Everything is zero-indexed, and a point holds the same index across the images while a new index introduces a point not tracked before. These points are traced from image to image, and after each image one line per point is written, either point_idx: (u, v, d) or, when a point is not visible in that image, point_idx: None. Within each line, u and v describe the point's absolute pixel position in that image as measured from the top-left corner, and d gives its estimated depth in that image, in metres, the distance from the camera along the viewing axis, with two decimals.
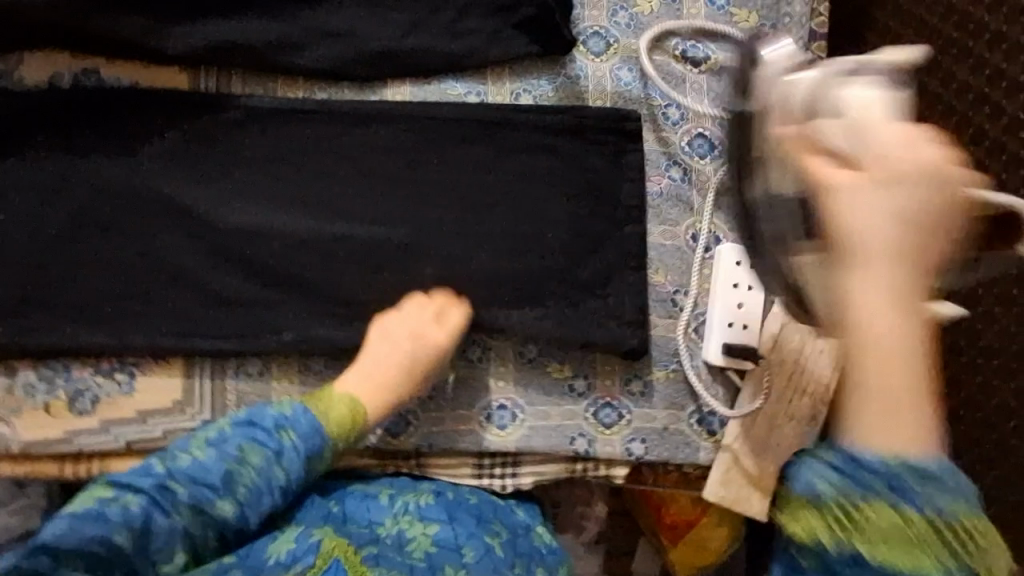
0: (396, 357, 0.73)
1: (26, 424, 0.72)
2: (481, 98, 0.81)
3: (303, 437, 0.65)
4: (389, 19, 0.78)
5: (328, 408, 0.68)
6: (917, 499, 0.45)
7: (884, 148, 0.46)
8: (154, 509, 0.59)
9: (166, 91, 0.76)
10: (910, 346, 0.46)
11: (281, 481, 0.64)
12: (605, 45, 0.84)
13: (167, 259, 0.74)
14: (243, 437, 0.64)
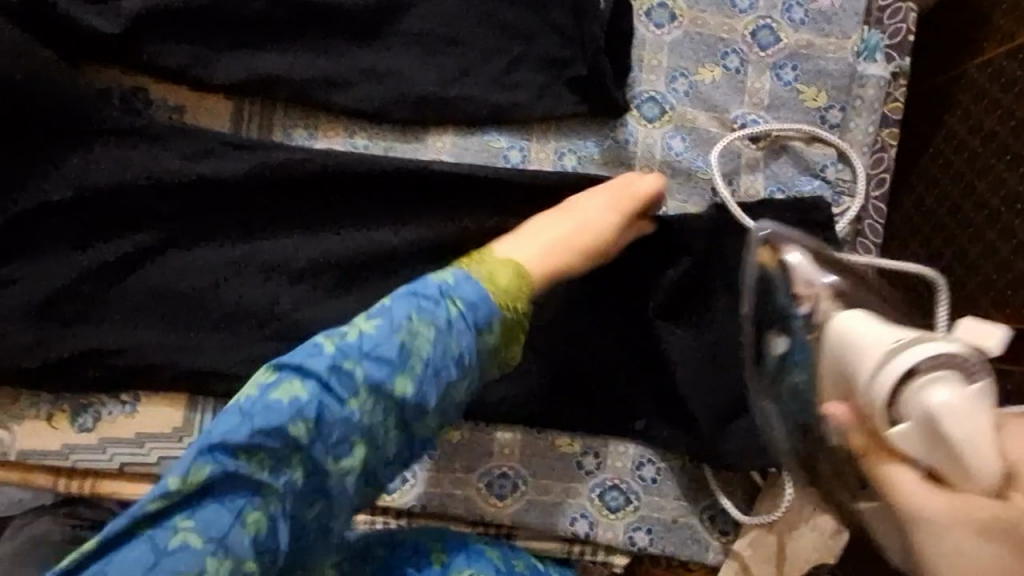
0: (554, 226, 0.66)
1: (24, 432, 0.72)
2: (522, 153, 0.78)
3: (468, 310, 0.55)
4: (437, 63, 0.76)
5: (489, 274, 0.58)
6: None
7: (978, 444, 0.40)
8: (321, 400, 0.49)
9: (197, 139, 0.72)
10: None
11: (455, 359, 0.54)
12: (659, 112, 0.79)
13: (182, 281, 0.72)
14: (412, 313, 0.53)
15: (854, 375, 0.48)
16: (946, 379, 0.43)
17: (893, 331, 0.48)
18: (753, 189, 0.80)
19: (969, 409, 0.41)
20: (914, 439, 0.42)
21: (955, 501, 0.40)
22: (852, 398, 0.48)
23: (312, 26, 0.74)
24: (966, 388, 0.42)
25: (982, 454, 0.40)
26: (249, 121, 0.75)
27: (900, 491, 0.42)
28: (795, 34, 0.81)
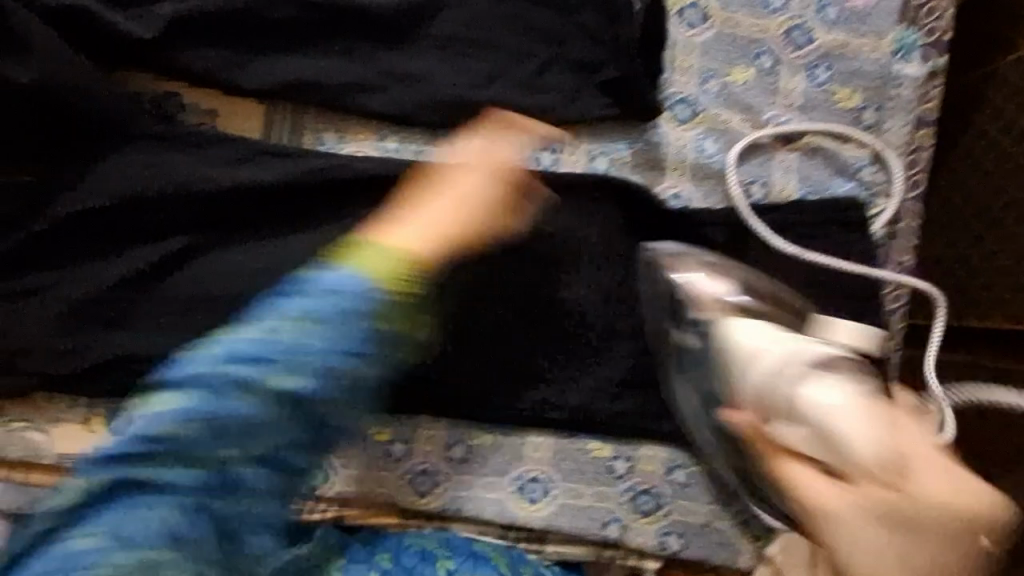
0: (450, 206, 0.60)
1: (61, 435, 0.72)
2: (554, 156, 0.78)
3: (337, 297, 0.48)
4: (466, 66, 0.75)
5: (377, 266, 0.49)
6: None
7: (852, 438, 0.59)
8: (221, 412, 0.46)
9: (234, 144, 0.73)
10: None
11: (342, 347, 0.48)
12: (690, 114, 0.79)
13: (213, 286, 0.71)
14: (296, 309, 0.48)
15: (755, 388, 0.63)
16: (856, 403, 0.60)
17: (783, 346, 0.64)
18: (786, 192, 0.79)
19: (844, 410, 0.60)
20: (833, 460, 0.59)
21: (851, 490, 0.58)
22: (758, 408, 0.63)
23: (342, 30, 0.73)
24: (850, 403, 0.60)
25: (852, 445, 0.59)
26: (278, 124, 0.75)
27: (803, 481, 0.60)
28: (828, 35, 0.80)
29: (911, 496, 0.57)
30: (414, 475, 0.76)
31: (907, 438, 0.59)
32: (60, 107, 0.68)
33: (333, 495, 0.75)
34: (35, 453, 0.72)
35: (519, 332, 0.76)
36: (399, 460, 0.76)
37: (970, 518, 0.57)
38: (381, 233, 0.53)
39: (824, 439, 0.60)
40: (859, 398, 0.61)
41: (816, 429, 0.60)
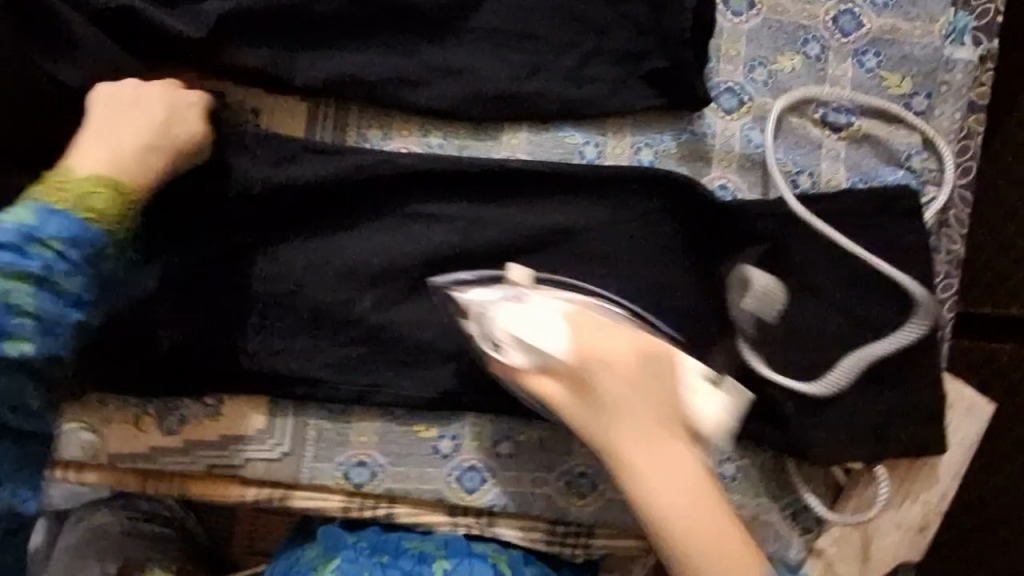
0: (143, 139, 0.66)
1: (113, 435, 0.73)
2: (598, 149, 0.76)
3: (82, 250, 0.59)
4: (509, 59, 0.74)
5: (61, 197, 0.60)
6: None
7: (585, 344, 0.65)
8: (48, 333, 0.59)
9: (282, 139, 0.73)
10: (739, 533, 0.62)
11: (66, 301, 0.60)
12: (737, 103, 0.77)
13: (266, 284, 0.73)
14: (60, 260, 0.59)
15: (512, 325, 0.66)
16: (584, 347, 0.65)
17: (499, 293, 0.68)
18: (835, 180, 0.78)
19: (583, 322, 0.66)
20: (596, 390, 0.65)
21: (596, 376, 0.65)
22: (529, 347, 0.66)
23: (385, 24, 0.72)
24: (573, 349, 0.65)
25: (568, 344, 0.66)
26: (322, 121, 0.75)
27: (546, 385, 0.66)
28: (878, 19, 0.78)
29: (607, 412, 0.64)
30: (461, 471, 0.75)
31: (657, 370, 0.65)
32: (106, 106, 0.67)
33: (380, 492, 0.75)
34: (91, 454, 0.73)
35: None
36: (446, 457, 0.75)
37: (636, 384, 0.64)
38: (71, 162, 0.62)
39: (564, 374, 0.65)
40: (613, 343, 0.65)
41: (549, 360, 0.65)
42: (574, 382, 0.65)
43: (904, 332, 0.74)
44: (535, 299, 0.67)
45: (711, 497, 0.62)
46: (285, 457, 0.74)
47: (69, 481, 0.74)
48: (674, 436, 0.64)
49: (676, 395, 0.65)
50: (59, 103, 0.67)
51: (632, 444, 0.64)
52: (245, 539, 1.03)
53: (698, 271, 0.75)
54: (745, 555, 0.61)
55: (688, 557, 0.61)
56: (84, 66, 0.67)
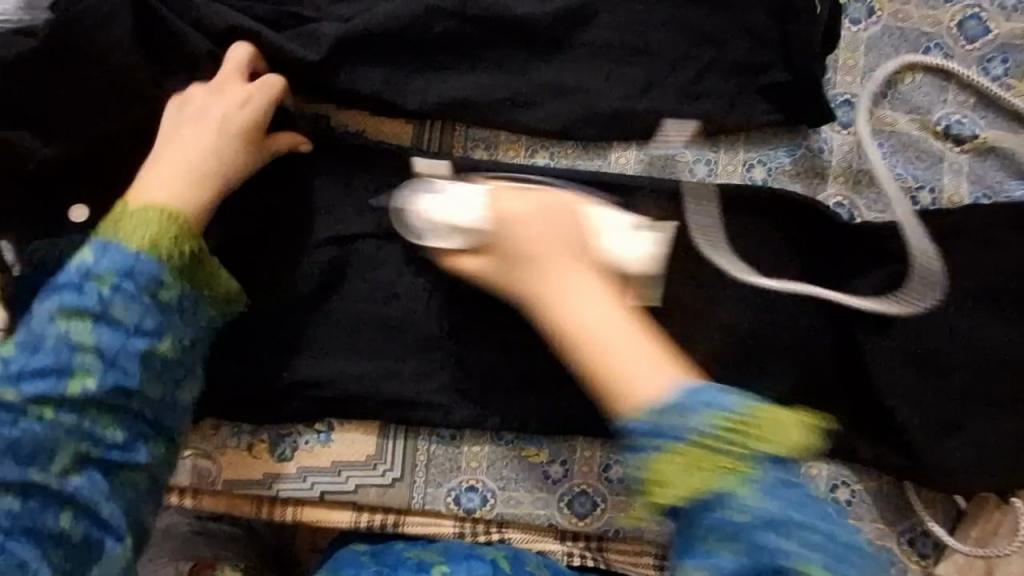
0: (193, 156, 0.63)
1: (229, 462, 0.73)
2: (709, 167, 0.74)
3: (136, 278, 0.56)
4: (624, 76, 0.73)
5: (128, 227, 0.57)
6: (676, 431, 0.47)
7: (500, 208, 0.61)
8: (120, 371, 0.56)
9: (390, 156, 0.72)
10: (655, 355, 0.52)
11: (135, 333, 0.56)
12: (855, 116, 0.74)
13: (376, 307, 0.73)
14: (115, 293, 0.56)
15: (449, 206, 0.63)
16: (499, 210, 0.61)
17: (440, 191, 0.65)
18: (956, 196, 0.74)
19: (471, 195, 0.63)
20: (508, 246, 0.60)
21: (501, 228, 0.60)
22: (461, 232, 0.63)
23: (498, 42, 0.72)
24: (489, 216, 0.61)
25: (475, 203, 0.62)
26: (428, 140, 0.73)
27: (476, 255, 0.62)
28: (1008, 23, 0.74)
29: (517, 264, 0.59)
30: (572, 496, 0.74)
31: (568, 215, 0.60)
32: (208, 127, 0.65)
33: (492, 517, 0.74)
34: (207, 480, 0.74)
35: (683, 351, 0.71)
36: (557, 482, 0.74)
37: (534, 234, 0.59)
38: (137, 191, 0.60)
39: (485, 247, 0.61)
40: (519, 201, 0.61)
41: (468, 236, 0.62)
42: (491, 249, 0.61)
43: (888, 305, 0.71)
44: (456, 188, 0.65)
45: (615, 318, 0.54)
46: (397, 483, 0.74)
47: (183, 507, 0.75)
48: (569, 263, 0.57)
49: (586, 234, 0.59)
50: None
51: (536, 277, 0.57)
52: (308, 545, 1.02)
53: (816, 292, 0.73)
54: (657, 370, 0.51)
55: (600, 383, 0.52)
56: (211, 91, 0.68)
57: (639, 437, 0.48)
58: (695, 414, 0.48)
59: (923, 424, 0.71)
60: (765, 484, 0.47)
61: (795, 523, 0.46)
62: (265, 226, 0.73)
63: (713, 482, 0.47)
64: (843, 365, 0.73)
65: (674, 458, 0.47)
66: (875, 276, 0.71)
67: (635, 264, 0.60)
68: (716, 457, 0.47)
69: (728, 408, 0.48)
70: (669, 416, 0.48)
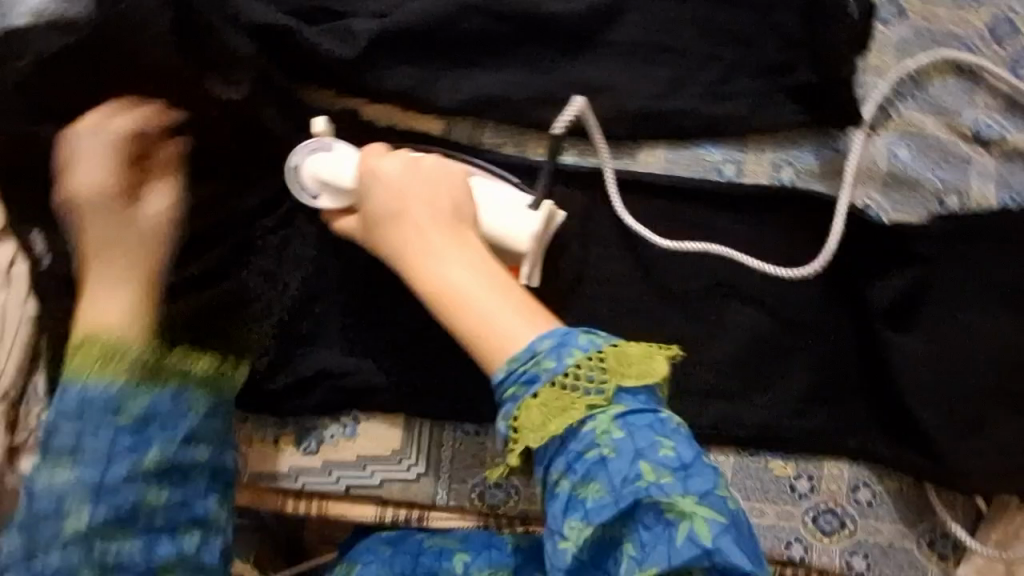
0: (133, 255, 0.60)
1: (256, 454, 0.74)
2: (736, 167, 0.74)
3: (101, 411, 0.55)
4: (651, 74, 0.73)
5: (89, 358, 0.56)
6: (541, 375, 0.55)
7: (369, 167, 0.65)
8: (116, 499, 0.55)
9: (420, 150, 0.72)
10: (521, 313, 0.58)
11: (123, 457, 0.55)
12: (882, 117, 0.74)
13: (402, 300, 0.74)
14: (87, 423, 0.55)
15: (336, 167, 0.67)
16: (365, 170, 0.65)
17: (330, 152, 0.68)
18: (985, 198, 0.73)
19: (372, 154, 0.66)
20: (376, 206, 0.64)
21: (389, 189, 0.64)
22: (329, 190, 0.67)
23: (526, 40, 0.72)
24: (355, 177, 0.66)
25: (377, 167, 0.65)
26: (456, 136, 0.73)
27: (348, 212, 0.68)
28: None
29: (386, 220, 0.63)
30: None
31: (449, 180, 0.64)
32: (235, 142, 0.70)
33: (515, 512, 0.75)
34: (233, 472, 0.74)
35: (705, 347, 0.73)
36: None
37: (423, 197, 0.62)
38: (90, 306, 0.58)
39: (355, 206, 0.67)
40: (393, 163, 0.65)
41: (343, 195, 0.67)
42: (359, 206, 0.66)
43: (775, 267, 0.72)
44: (342, 147, 0.68)
45: (486, 278, 0.59)
46: (421, 478, 0.74)
47: None
48: (448, 225, 0.61)
49: (460, 196, 0.64)
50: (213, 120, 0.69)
51: (403, 232, 0.62)
52: (316, 531, 1.04)
53: (838, 291, 0.74)
54: (526, 324, 0.58)
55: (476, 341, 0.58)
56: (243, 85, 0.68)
57: (504, 387, 0.56)
58: (561, 357, 0.55)
59: (948, 428, 0.70)
60: (620, 416, 0.54)
61: (649, 447, 0.53)
62: (287, 222, 0.73)
63: (573, 419, 0.54)
64: (865, 363, 0.73)
65: (537, 400, 0.55)
66: (901, 278, 0.71)
67: (523, 239, 0.65)
68: (567, 397, 0.54)
69: (585, 347, 0.56)
70: (537, 362, 0.55)
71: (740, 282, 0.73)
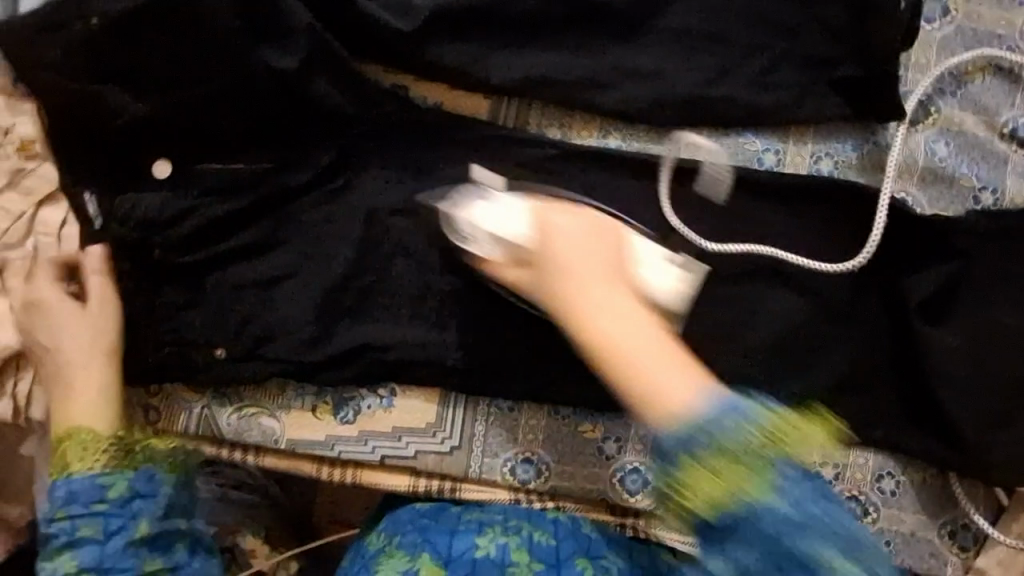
0: (77, 343, 0.67)
1: (293, 421, 0.75)
2: (777, 157, 0.75)
3: (82, 498, 0.62)
4: (697, 62, 0.74)
5: (71, 458, 0.63)
6: (706, 441, 0.48)
7: (536, 214, 0.61)
8: (117, 572, 0.62)
9: (467, 128, 0.74)
10: (692, 372, 0.51)
11: (115, 529, 0.62)
12: (923, 113, 0.75)
13: (442, 276, 0.74)
14: (71, 526, 0.61)
15: (490, 212, 0.64)
16: (541, 224, 0.60)
17: (487, 201, 0.65)
18: (1018, 197, 0.74)
19: (533, 204, 0.63)
20: (545, 264, 0.58)
21: (552, 236, 0.59)
22: (485, 237, 0.64)
23: (576, 24, 0.73)
24: (527, 226, 0.61)
25: (542, 215, 0.61)
26: (504, 116, 0.76)
27: (496, 258, 0.64)
28: None
29: (549, 270, 0.58)
30: (625, 472, 0.76)
31: (613, 239, 0.60)
32: (283, 127, 0.72)
33: (546, 488, 0.76)
34: (271, 439, 0.75)
35: (740, 332, 0.73)
36: (610, 458, 0.76)
37: (585, 248, 0.58)
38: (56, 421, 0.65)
39: (525, 262, 0.61)
40: (563, 219, 0.60)
41: (501, 242, 0.63)
42: (517, 255, 0.62)
43: (828, 262, 0.74)
44: (502, 195, 0.66)
45: (652, 333, 0.53)
46: (455, 451, 0.75)
47: (246, 464, 0.77)
48: (613, 282, 0.56)
49: (622, 256, 0.59)
50: (268, 90, 0.70)
51: (570, 285, 0.56)
52: (327, 509, 1.09)
53: (874, 283, 0.74)
54: (696, 384, 0.50)
55: (643, 402, 0.51)
56: (298, 56, 0.69)
57: (670, 448, 0.49)
58: (739, 423, 0.48)
59: (977, 421, 0.71)
60: (789, 489, 0.48)
61: (822, 524, 0.48)
62: (333, 193, 0.74)
63: (742, 487, 0.48)
64: (898, 356, 0.74)
65: (699, 468, 0.48)
66: (938, 271, 0.72)
67: (668, 294, 0.61)
68: (739, 463, 0.48)
69: (756, 417, 0.49)
70: (707, 429, 0.48)
71: (777, 270, 0.74)
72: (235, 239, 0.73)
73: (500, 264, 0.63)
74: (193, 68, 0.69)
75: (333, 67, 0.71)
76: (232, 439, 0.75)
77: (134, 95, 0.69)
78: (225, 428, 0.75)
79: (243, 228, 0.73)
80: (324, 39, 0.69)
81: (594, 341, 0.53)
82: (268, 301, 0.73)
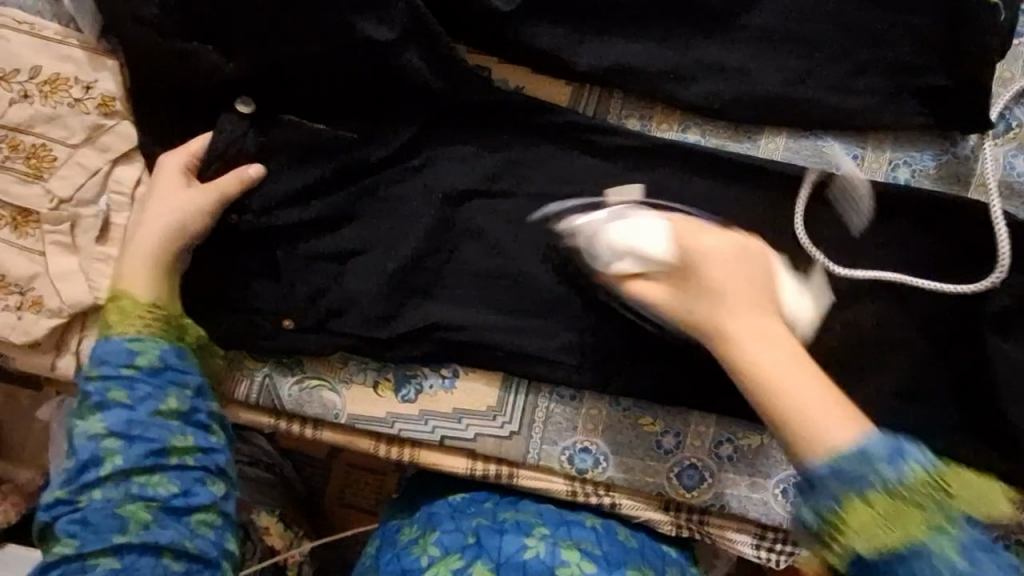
0: (172, 224, 0.67)
1: (355, 396, 0.75)
2: (854, 163, 0.76)
3: (115, 360, 0.62)
4: (785, 61, 0.73)
5: (118, 321, 0.64)
6: (878, 476, 0.50)
7: (679, 233, 0.62)
8: (145, 440, 0.61)
9: (549, 113, 0.73)
10: (834, 399, 0.53)
11: (147, 396, 0.62)
12: (1005, 128, 0.75)
13: (513, 260, 0.74)
14: (105, 385, 0.62)
15: (639, 231, 0.63)
16: (690, 247, 0.61)
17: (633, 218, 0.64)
18: None
19: (683, 224, 0.63)
20: (700, 279, 0.60)
21: (700, 257, 0.60)
22: (630, 256, 0.63)
23: (668, 16, 0.73)
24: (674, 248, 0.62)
25: (695, 236, 0.62)
26: (585, 105, 0.76)
27: (650, 279, 0.63)
28: None
29: (702, 289, 0.59)
30: (683, 468, 0.75)
31: (760, 260, 0.61)
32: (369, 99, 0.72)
33: (602, 479, 0.76)
34: (331, 412, 0.75)
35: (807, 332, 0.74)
36: (669, 453, 0.76)
37: (739, 270, 0.59)
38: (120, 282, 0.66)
39: (668, 278, 0.62)
40: (714, 239, 0.61)
41: (648, 262, 0.62)
42: (672, 274, 0.61)
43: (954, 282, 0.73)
44: (641, 214, 0.65)
45: (798, 360, 0.54)
46: (514, 436, 0.75)
47: (304, 436, 0.76)
48: (765, 307, 0.58)
49: (771, 281, 0.60)
50: (356, 59, 0.70)
51: (727, 307, 0.57)
52: (338, 491, 1.08)
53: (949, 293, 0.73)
54: (836, 413, 0.52)
55: (789, 421, 0.52)
56: (390, 26, 0.69)
57: (827, 476, 0.50)
58: (904, 462, 0.50)
59: None
60: (961, 543, 0.49)
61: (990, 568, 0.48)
62: (411, 170, 0.74)
63: (914, 526, 0.49)
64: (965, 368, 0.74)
65: (868, 501, 0.49)
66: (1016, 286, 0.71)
67: (804, 312, 0.66)
68: (904, 501, 0.49)
69: (926, 464, 0.51)
70: (871, 463, 0.50)
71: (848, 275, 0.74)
72: (310, 208, 0.72)
73: (650, 284, 0.62)
74: (285, 32, 0.69)
75: (422, 40, 0.70)
76: (292, 411, 0.75)
77: (224, 55, 0.69)
78: (285, 399, 0.75)
79: (319, 198, 0.73)
80: (418, 11, 0.69)
81: (737, 356, 0.56)
82: (338, 273, 0.73)
